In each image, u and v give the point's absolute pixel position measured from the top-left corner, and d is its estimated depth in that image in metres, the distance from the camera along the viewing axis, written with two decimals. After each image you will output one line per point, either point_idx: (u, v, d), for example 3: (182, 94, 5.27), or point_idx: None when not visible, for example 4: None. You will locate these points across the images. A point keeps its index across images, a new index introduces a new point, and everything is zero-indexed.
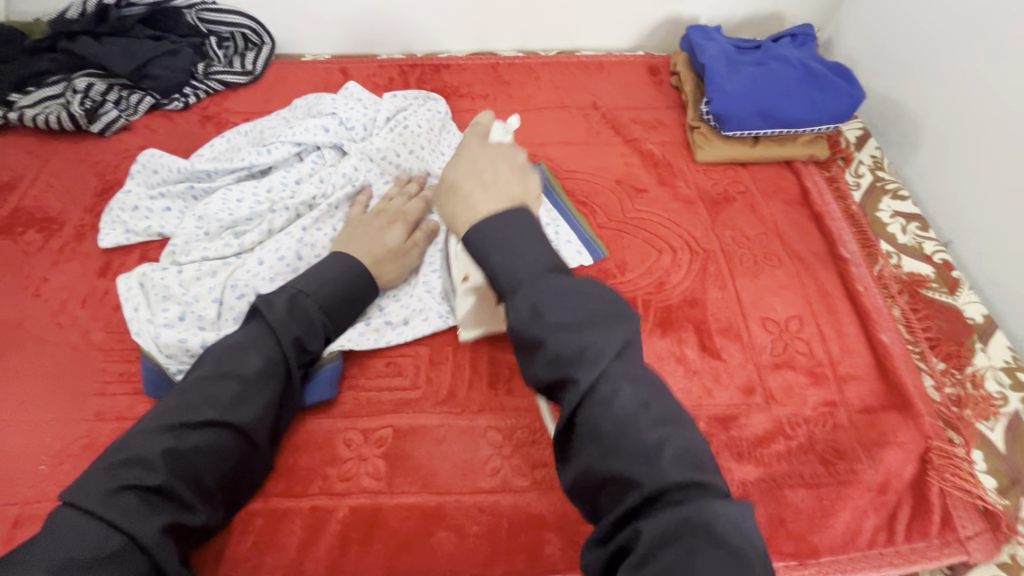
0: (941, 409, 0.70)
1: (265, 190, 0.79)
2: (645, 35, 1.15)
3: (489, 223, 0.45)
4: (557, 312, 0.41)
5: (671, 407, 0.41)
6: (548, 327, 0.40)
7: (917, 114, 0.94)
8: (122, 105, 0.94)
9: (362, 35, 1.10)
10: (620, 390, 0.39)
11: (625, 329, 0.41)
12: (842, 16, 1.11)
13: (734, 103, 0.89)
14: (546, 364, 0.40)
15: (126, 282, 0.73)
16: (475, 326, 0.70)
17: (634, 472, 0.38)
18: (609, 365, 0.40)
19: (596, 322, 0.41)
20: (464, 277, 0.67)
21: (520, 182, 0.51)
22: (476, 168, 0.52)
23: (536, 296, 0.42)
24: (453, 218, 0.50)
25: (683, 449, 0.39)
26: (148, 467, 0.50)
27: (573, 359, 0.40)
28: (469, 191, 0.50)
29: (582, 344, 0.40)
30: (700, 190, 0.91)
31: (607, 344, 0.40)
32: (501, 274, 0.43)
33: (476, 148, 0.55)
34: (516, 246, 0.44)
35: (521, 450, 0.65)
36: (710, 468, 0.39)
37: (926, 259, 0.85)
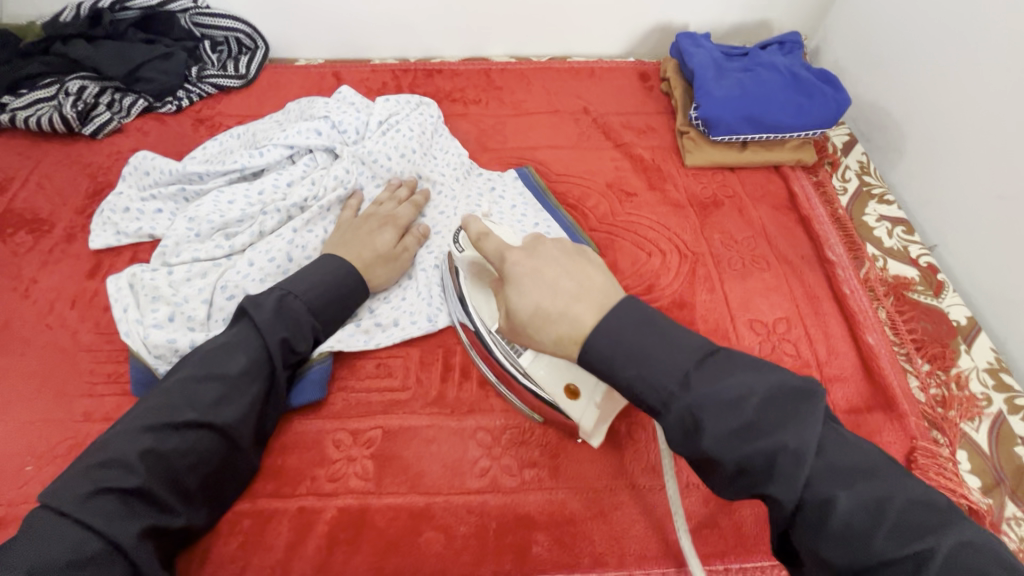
0: (926, 410, 0.71)
1: (256, 192, 0.80)
2: (635, 42, 1.17)
3: (609, 329, 0.45)
4: (724, 426, 0.41)
5: (882, 471, 0.40)
6: (725, 442, 0.41)
7: (902, 120, 0.96)
8: (115, 107, 0.95)
9: (356, 40, 1.11)
10: (814, 484, 0.39)
11: (805, 415, 0.41)
12: (829, 25, 1.13)
13: (722, 108, 0.90)
14: (729, 478, 0.41)
15: (115, 282, 0.72)
16: (602, 426, 0.57)
17: (850, 557, 0.37)
18: (805, 466, 0.40)
19: (771, 427, 0.41)
20: (568, 386, 0.58)
21: (594, 276, 0.49)
22: (545, 281, 0.49)
23: (694, 408, 0.42)
24: (560, 345, 0.47)
25: (897, 514, 0.37)
26: (126, 469, 0.50)
27: (764, 476, 0.40)
28: (562, 311, 0.47)
29: (768, 449, 0.40)
30: (689, 194, 0.92)
31: (795, 445, 0.40)
32: (641, 391, 0.44)
33: (524, 259, 0.52)
34: (644, 355, 0.44)
35: (510, 451, 0.65)
36: (945, 518, 0.37)
37: (911, 262, 0.86)
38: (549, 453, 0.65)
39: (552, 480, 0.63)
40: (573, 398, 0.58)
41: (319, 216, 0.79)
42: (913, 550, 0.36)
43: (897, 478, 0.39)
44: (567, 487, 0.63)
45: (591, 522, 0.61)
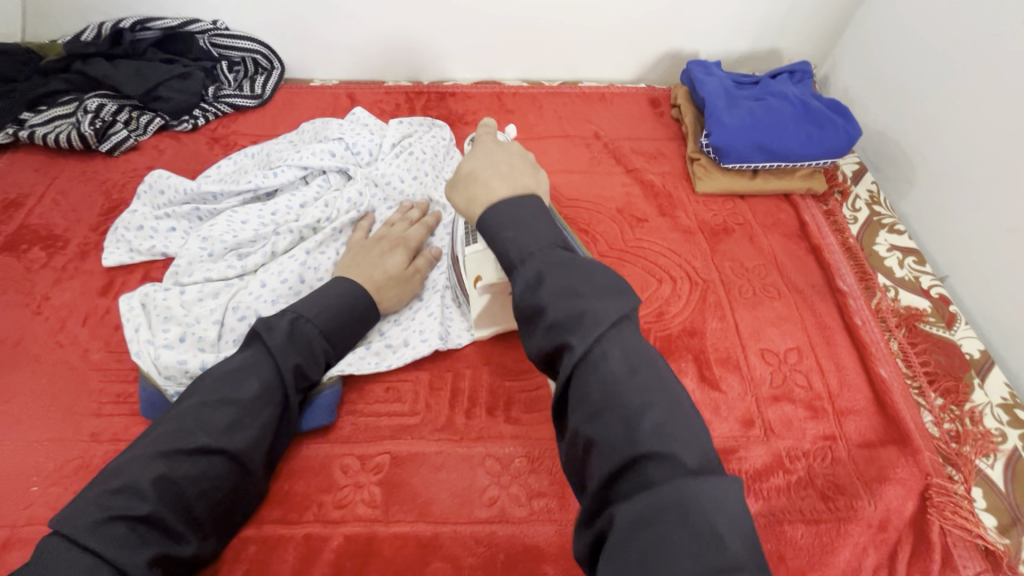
0: (940, 445, 0.70)
1: (269, 213, 0.80)
2: (646, 68, 1.19)
3: (506, 206, 0.47)
4: (557, 283, 0.42)
5: (667, 378, 0.40)
6: (549, 293, 0.41)
7: (912, 150, 0.96)
8: (132, 125, 0.96)
9: (371, 62, 1.13)
10: (609, 354, 0.39)
11: (624, 300, 0.42)
12: (839, 54, 1.14)
13: (733, 136, 0.91)
14: (545, 331, 0.41)
15: (127, 302, 0.73)
16: (487, 322, 0.73)
17: (608, 436, 0.37)
18: (606, 331, 0.40)
19: (593, 293, 0.41)
20: (476, 278, 0.68)
21: (534, 179, 0.53)
22: (490, 159, 0.54)
23: (544, 267, 0.43)
24: (469, 202, 0.51)
25: (667, 422, 0.37)
26: (139, 496, 0.49)
27: (568, 324, 0.40)
28: (486, 178, 0.51)
29: (581, 308, 0.40)
30: (700, 221, 0.92)
31: (607, 311, 0.40)
32: (510, 249, 0.46)
33: (490, 142, 0.57)
34: (573, 285, 0.42)
35: (519, 480, 0.64)
36: (706, 445, 0.38)
37: (923, 293, 0.86)
38: (559, 484, 0.64)
39: (561, 511, 0.62)
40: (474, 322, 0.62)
41: (332, 237, 0.79)
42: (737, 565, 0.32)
43: (676, 401, 0.39)
44: None
45: None
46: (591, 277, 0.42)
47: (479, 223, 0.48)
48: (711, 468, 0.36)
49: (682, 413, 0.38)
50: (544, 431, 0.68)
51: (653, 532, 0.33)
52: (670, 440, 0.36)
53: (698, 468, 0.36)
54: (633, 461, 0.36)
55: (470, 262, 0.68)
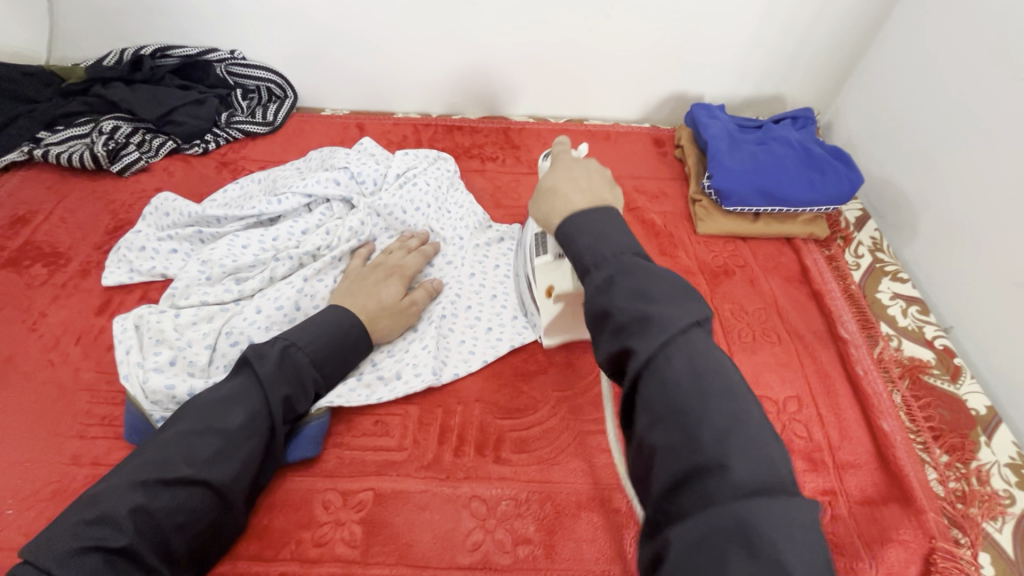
0: (946, 506, 0.67)
1: (270, 238, 0.81)
2: (651, 109, 1.21)
3: (583, 216, 0.48)
4: (627, 288, 0.42)
5: (735, 385, 0.39)
6: (616, 298, 0.41)
7: (915, 199, 0.96)
8: (144, 147, 0.98)
9: (382, 94, 1.16)
10: (674, 359, 0.38)
11: (694, 308, 0.40)
12: (842, 101, 1.15)
13: (735, 180, 0.91)
14: (611, 333, 0.41)
15: (121, 323, 0.73)
16: (557, 333, 0.72)
17: (671, 441, 0.36)
18: (674, 336, 0.39)
19: (665, 299, 0.41)
20: (549, 288, 0.68)
21: (612, 193, 0.54)
22: (571, 175, 0.55)
23: (617, 272, 0.43)
24: (548, 216, 0.52)
25: (739, 439, 0.35)
26: (115, 528, 0.48)
27: (634, 327, 0.40)
28: (565, 192, 0.52)
29: (648, 312, 0.40)
30: (700, 261, 0.91)
31: (674, 318, 0.39)
32: (585, 255, 0.46)
33: (568, 160, 0.58)
34: (640, 288, 0.41)
35: (504, 524, 0.62)
36: (778, 463, 0.35)
37: (927, 344, 0.84)
38: (545, 530, 0.62)
39: (547, 560, 0.60)
40: (548, 298, 0.69)
41: (330, 265, 0.80)
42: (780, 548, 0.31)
43: (759, 422, 0.37)
44: (562, 570, 0.59)
45: None
46: (667, 283, 0.42)
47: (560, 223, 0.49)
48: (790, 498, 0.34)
49: (753, 432, 0.36)
50: (533, 473, 0.66)
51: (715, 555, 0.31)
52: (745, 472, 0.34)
53: (765, 487, 0.34)
54: (695, 475, 0.35)
55: (540, 274, 0.70)
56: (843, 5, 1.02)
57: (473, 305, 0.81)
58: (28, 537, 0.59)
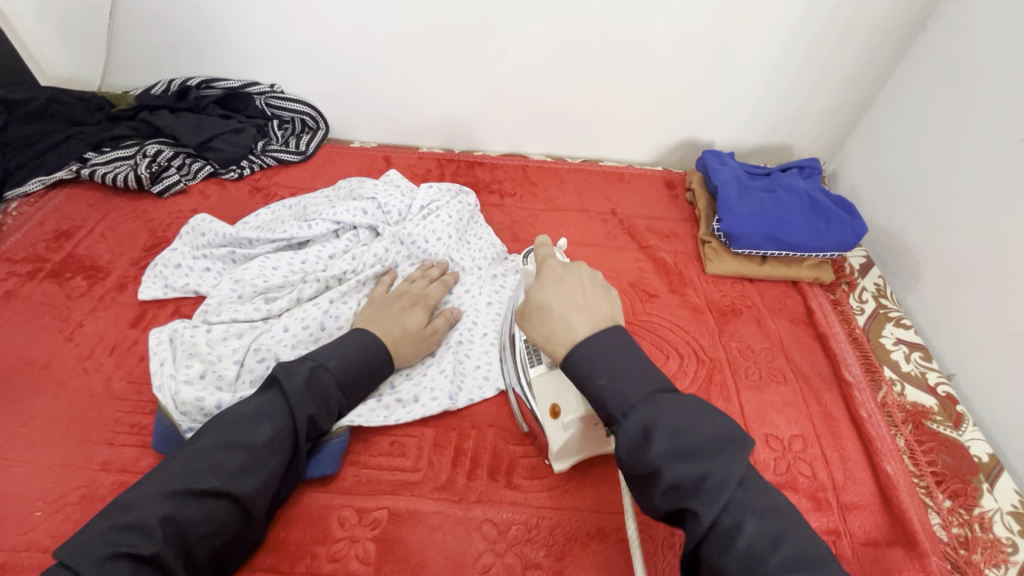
0: (949, 551, 0.68)
1: (300, 261, 0.85)
2: (663, 152, 1.26)
3: (588, 348, 0.52)
4: (666, 441, 0.46)
5: (803, 531, 0.44)
6: (663, 455, 0.45)
7: (917, 249, 1.00)
8: (184, 171, 1.04)
9: (409, 130, 1.22)
10: (743, 522, 0.43)
11: (738, 452, 0.45)
12: (847, 152, 1.21)
13: (743, 225, 0.95)
14: (664, 496, 0.45)
15: (157, 335, 0.76)
16: (567, 457, 0.67)
17: None
18: (731, 493, 0.44)
19: (710, 453, 0.45)
20: (552, 406, 0.68)
21: (607, 305, 0.58)
22: (564, 289, 0.58)
23: (649, 421, 0.47)
24: (550, 339, 0.56)
25: (793, 553, 0.42)
26: (145, 533, 0.51)
27: (690, 489, 0.44)
28: (564, 313, 0.56)
29: (701, 470, 0.44)
30: (709, 300, 0.95)
31: (728, 471, 0.44)
32: (608, 402, 0.50)
33: (556, 267, 0.62)
34: (688, 441, 0.45)
35: (514, 549, 0.64)
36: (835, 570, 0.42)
37: (929, 390, 0.86)
38: (554, 556, 0.63)
39: None
40: (556, 421, 0.67)
41: (355, 289, 0.84)
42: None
43: None
44: None
45: None
46: (705, 424, 0.47)
47: (563, 358, 0.54)
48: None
49: (815, 544, 0.43)
50: (544, 499, 0.68)
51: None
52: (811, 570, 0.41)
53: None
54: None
55: (542, 391, 0.69)
56: (846, 65, 1.09)
57: (489, 332, 0.84)
58: (54, 540, 0.61)
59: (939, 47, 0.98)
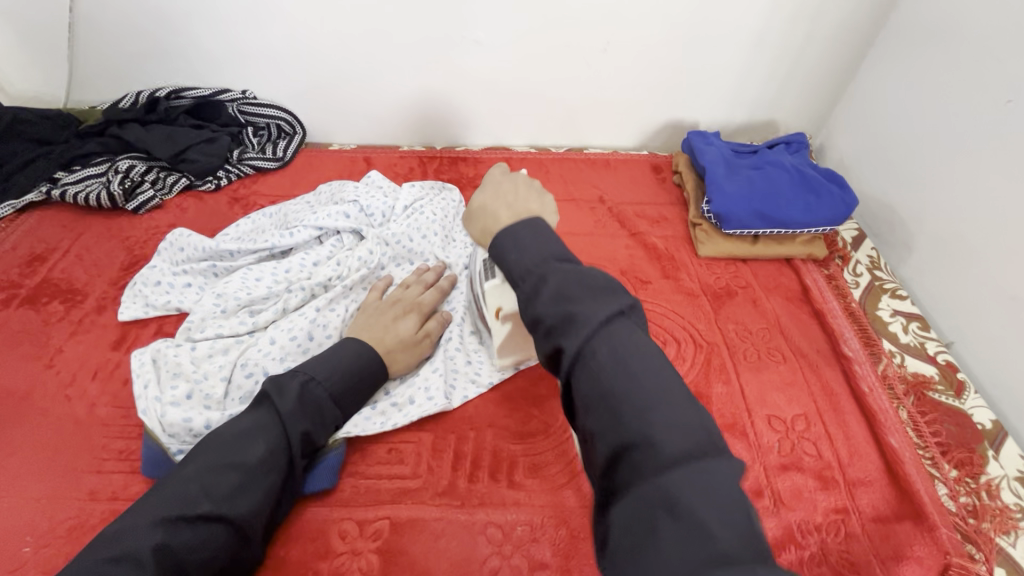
0: (958, 521, 0.68)
1: (283, 271, 0.83)
2: (648, 136, 1.24)
3: (510, 227, 0.50)
4: (552, 287, 0.43)
5: (672, 397, 0.38)
6: (545, 300, 0.43)
7: (909, 218, 0.99)
8: (158, 185, 1.01)
9: (387, 128, 1.20)
10: (599, 352, 0.40)
11: (616, 301, 0.42)
12: (832, 125, 1.19)
13: (732, 204, 0.94)
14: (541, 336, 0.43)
15: (140, 357, 0.74)
16: (508, 349, 0.74)
17: (606, 433, 0.38)
18: (597, 330, 0.40)
19: (586, 297, 0.42)
20: (497, 309, 0.69)
21: (538, 202, 0.58)
22: (499, 192, 0.60)
23: (546, 272, 0.45)
24: (483, 233, 0.58)
25: (671, 423, 0.36)
26: (137, 565, 0.47)
27: (563, 327, 0.42)
28: (495, 210, 0.57)
29: (571, 310, 0.42)
30: (702, 283, 0.93)
31: (595, 312, 0.41)
32: (515, 267, 0.47)
33: (498, 175, 0.62)
34: (572, 292, 0.43)
35: (520, 550, 0.62)
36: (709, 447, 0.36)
37: (929, 359, 0.86)
38: (561, 555, 0.62)
39: None
40: (498, 320, 0.70)
41: (342, 294, 0.82)
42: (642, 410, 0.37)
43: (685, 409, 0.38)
44: None
45: None
46: (590, 282, 0.43)
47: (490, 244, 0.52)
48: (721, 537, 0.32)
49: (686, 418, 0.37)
50: (548, 497, 0.67)
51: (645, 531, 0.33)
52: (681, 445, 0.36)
53: (728, 542, 0.32)
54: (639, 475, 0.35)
55: (489, 295, 0.69)
56: (825, 38, 1.08)
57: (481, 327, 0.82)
58: (45, 575, 0.59)
59: (919, 15, 0.97)
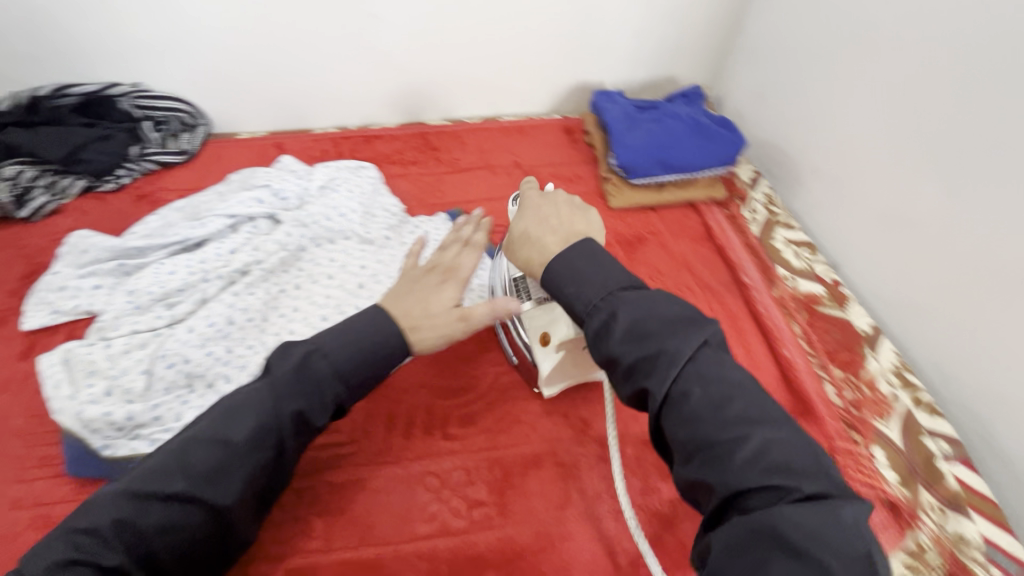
0: (843, 413, 0.77)
1: (197, 261, 0.82)
2: (559, 100, 1.28)
3: (561, 261, 0.51)
4: (626, 320, 0.46)
5: (750, 394, 0.43)
6: (619, 339, 0.45)
7: (795, 155, 1.08)
8: (53, 189, 0.96)
9: (298, 113, 1.17)
10: (689, 391, 0.43)
11: (699, 329, 0.45)
12: (727, 76, 1.27)
13: (636, 155, 1.00)
14: (625, 377, 0.46)
15: (48, 359, 0.72)
16: (557, 381, 0.70)
17: (706, 475, 0.41)
18: (681, 368, 0.43)
19: (664, 332, 0.44)
20: (545, 335, 0.66)
21: (583, 222, 0.58)
22: (540, 216, 0.58)
23: (618, 305, 0.47)
24: (528, 263, 0.56)
25: (760, 452, 0.40)
26: (103, 539, 0.45)
27: (643, 366, 0.44)
28: (540, 237, 0.56)
29: (653, 349, 0.44)
30: (616, 234, 0.99)
31: (682, 348, 0.44)
32: (576, 302, 0.49)
33: (534, 196, 0.61)
34: (646, 329, 0.45)
35: (458, 492, 0.66)
36: (812, 469, 0.40)
37: (818, 279, 0.94)
38: (496, 491, 0.66)
39: (500, 517, 0.65)
40: (548, 348, 0.67)
41: (261, 279, 0.82)
42: (739, 433, 0.40)
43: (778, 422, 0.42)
44: (516, 523, 0.64)
45: (541, 555, 0.62)
46: (654, 313, 0.46)
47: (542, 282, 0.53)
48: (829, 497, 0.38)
49: (791, 439, 0.41)
50: (481, 443, 0.70)
51: (754, 562, 0.36)
52: (780, 464, 0.39)
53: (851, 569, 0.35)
54: (737, 496, 0.39)
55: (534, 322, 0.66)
56: None
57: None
58: None
59: None
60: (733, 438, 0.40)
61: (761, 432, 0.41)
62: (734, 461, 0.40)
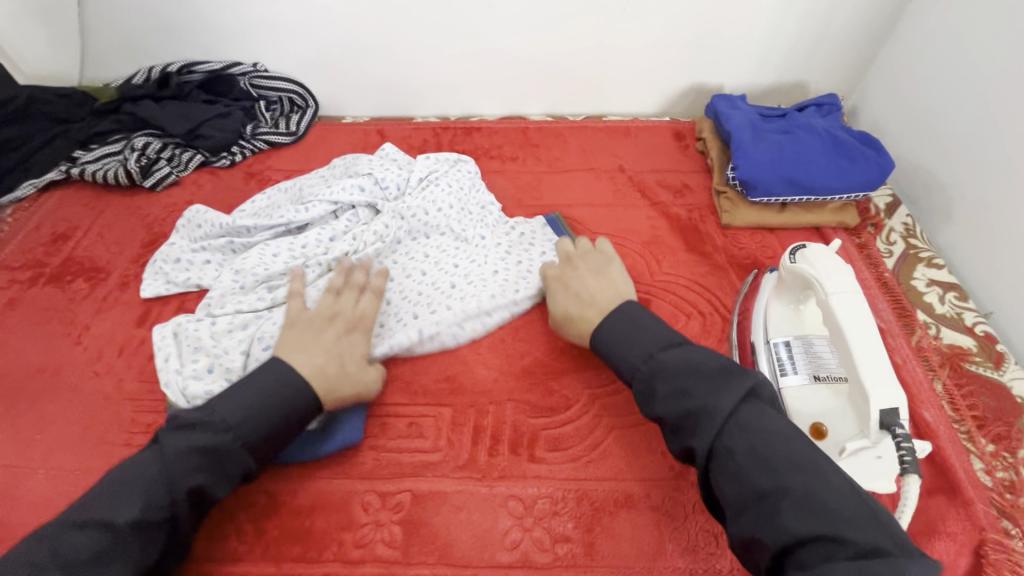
0: (995, 497, 0.65)
1: (299, 246, 0.82)
2: (670, 102, 1.19)
3: (606, 330, 0.64)
4: (665, 384, 0.55)
5: (793, 444, 0.49)
6: (663, 398, 0.55)
7: (947, 182, 0.94)
8: (174, 162, 1.01)
9: (401, 100, 1.16)
10: (732, 446, 0.50)
11: (726, 388, 0.52)
12: (867, 84, 1.13)
13: (760, 170, 0.90)
14: (673, 435, 0.54)
15: (160, 331, 0.75)
16: None
17: (756, 532, 0.46)
18: (719, 424, 0.51)
19: (698, 385, 0.53)
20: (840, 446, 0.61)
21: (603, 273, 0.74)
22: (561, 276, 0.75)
23: (650, 375, 0.57)
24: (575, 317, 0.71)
25: (807, 500, 0.44)
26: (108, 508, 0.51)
27: (687, 427, 0.53)
28: (572, 289, 0.72)
29: (691, 407, 0.52)
30: (729, 257, 0.90)
31: (719, 404, 0.51)
32: (628, 364, 0.60)
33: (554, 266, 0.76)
34: (683, 384, 0.54)
35: (542, 523, 0.63)
36: (858, 521, 0.43)
37: (966, 330, 0.82)
38: (583, 527, 0.62)
39: (586, 557, 0.60)
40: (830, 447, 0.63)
41: None
42: (781, 486, 0.46)
43: (819, 473, 0.46)
44: (602, 567, 0.60)
45: None
46: (692, 374, 0.54)
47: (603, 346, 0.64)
48: (888, 553, 0.41)
49: (835, 488, 0.45)
50: (569, 471, 0.66)
51: None
52: (821, 512, 0.43)
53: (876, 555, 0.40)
54: (786, 548, 0.44)
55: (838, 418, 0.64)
56: None
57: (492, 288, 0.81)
58: None
59: None
60: (776, 489, 0.46)
61: (804, 482, 0.46)
62: (779, 515, 0.45)
